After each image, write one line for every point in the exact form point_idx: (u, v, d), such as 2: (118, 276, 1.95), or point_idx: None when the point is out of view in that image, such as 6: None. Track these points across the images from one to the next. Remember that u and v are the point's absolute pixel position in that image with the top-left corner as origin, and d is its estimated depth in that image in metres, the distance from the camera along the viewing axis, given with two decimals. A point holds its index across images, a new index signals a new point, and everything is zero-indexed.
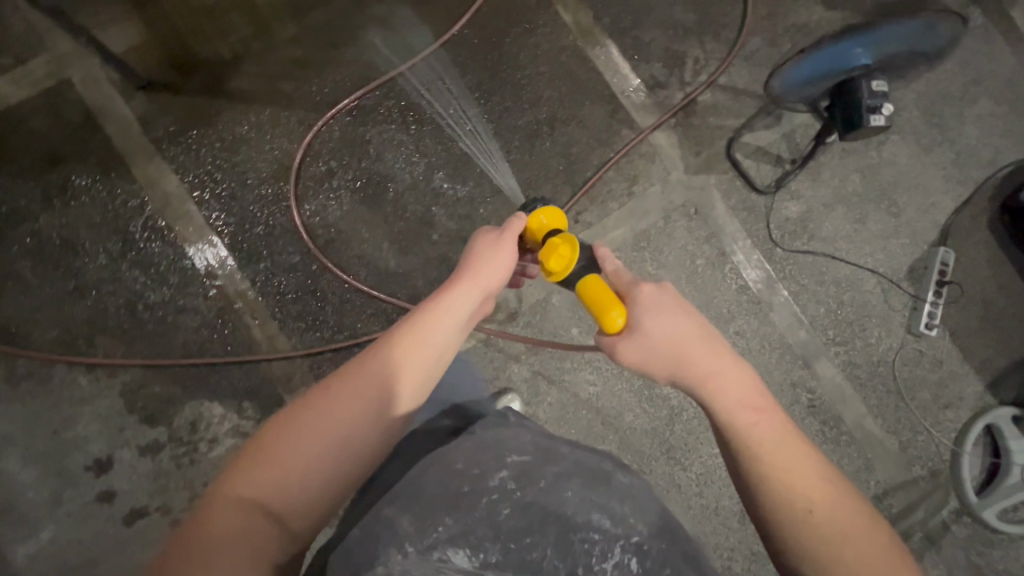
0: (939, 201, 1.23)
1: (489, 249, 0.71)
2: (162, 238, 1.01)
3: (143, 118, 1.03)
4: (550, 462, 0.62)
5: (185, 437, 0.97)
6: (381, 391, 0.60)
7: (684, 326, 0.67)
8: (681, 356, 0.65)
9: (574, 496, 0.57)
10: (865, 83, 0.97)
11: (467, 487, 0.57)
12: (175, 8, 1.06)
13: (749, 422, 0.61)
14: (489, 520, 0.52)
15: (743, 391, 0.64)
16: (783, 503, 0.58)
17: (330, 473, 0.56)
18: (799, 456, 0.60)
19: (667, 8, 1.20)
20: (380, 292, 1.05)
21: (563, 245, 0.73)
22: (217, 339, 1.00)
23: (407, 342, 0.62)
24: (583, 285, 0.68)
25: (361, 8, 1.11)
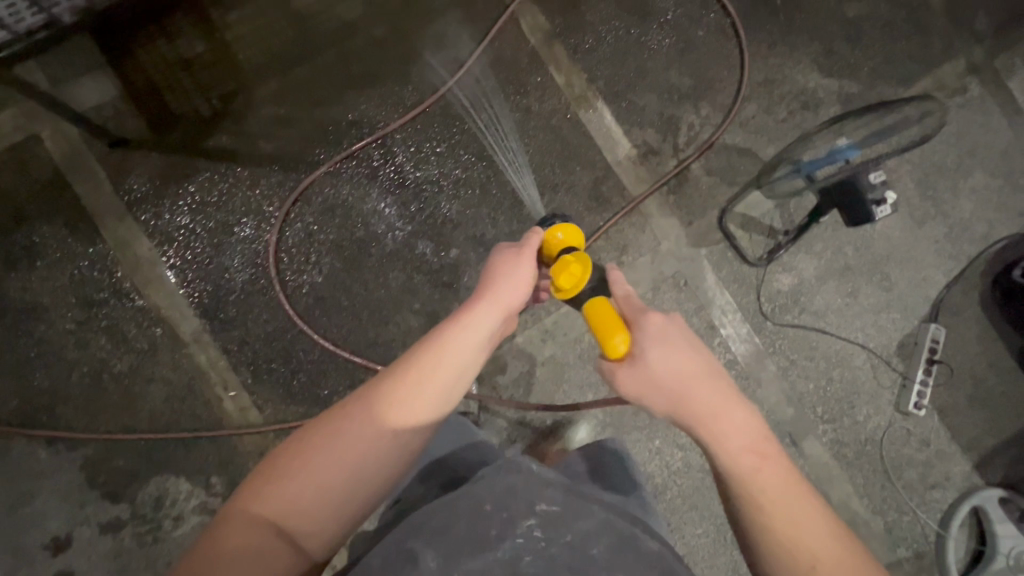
0: (931, 275, 1.21)
1: (509, 265, 0.69)
2: (132, 304, 0.98)
3: (116, 176, 1.00)
4: (580, 515, 0.52)
5: (149, 514, 0.94)
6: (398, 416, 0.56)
7: (688, 360, 0.63)
8: (685, 388, 0.62)
9: (599, 557, 0.49)
10: (864, 177, 0.98)
11: (494, 531, 0.51)
12: (154, 63, 1.04)
13: (752, 467, 0.56)
14: (510, 564, 0.48)
15: (748, 434, 0.59)
16: (787, 562, 0.53)
17: (345, 493, 0.53)
18: (808, 508, 0.55)
19: (663, 72, 1.18)
20: (362, 359, 1.01)
21: (575, 262, 0.73)
22: (185, 411, 0.97)
23: (427, 356, 0.59)
24: (589, 305, 0.68)
25: (347, 65, 1.08)
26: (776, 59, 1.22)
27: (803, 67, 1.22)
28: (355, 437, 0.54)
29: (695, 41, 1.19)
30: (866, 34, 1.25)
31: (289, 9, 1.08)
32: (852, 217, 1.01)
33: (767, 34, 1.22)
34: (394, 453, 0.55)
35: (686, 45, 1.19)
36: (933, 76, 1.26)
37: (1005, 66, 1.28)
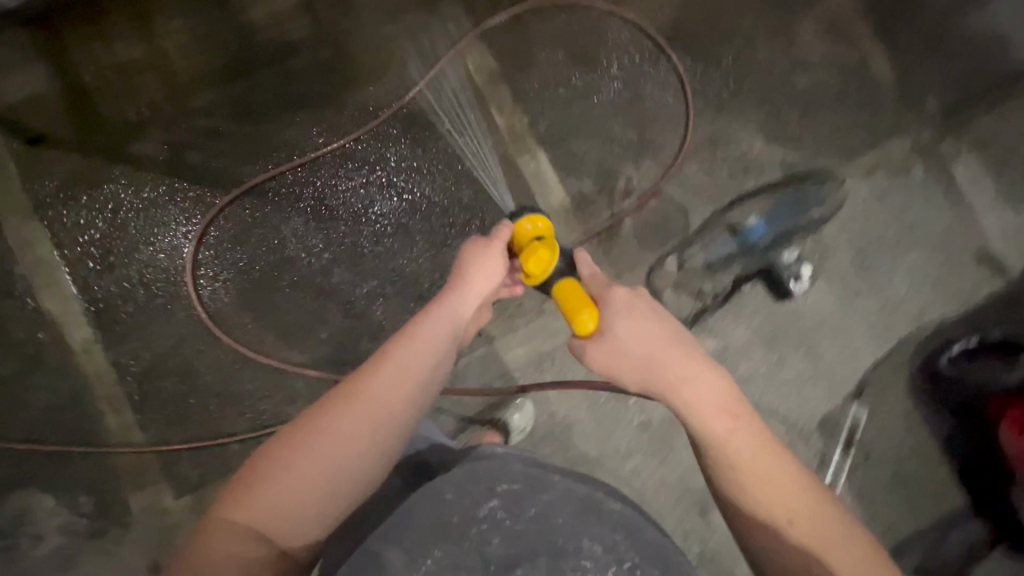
0: (860, 351, 1.20)
1: (479, 257, 0.72)
2: (25, 306, 0.96)
3: (28, 175, 0.99)
4: (541, 489, 0.59)
5: (9, 529, 0.92)
6: (373, 416, 0.58)
7: (658, 334, 0.69)
8: (654, 359, 0.68)
9: (564, 525, 0.57)
10: (779, 260, 1.12)
11: (455, 517, 0.57)
12: (84, 62, 1.02)
13: (726, 430, 0.64)
14: (478, 548, 0.56)
15: (719, 398, 0.66)
16: (764, 514, 0.62)
17: (327, 493, 0.56)
18: (776, 464, 0.63)
19: (606, 123, 1.18)
20: (271, 358, 1.00)
21: (542, 251, 0.78)
22: (63, 423, 0.94)
23: (399, 352, 0.62)
24: (557, 287, 0.74)
25: (285, 85, 1.07)
26: (722, 121, 1.22)
27: (748, 132, 1.22)
28: (335, 437, 0.57)
29: (642, 95, 1.20)
30: (815, 105, 1.25)
31: (235, 23, 1.07)
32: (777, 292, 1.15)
33: (715, 95, 1.22)
34: (375, 446, 0.58)
35: (631, 99, 1.19)
36: (879, 152, 1.25)
37: (953, 149, 1.27)
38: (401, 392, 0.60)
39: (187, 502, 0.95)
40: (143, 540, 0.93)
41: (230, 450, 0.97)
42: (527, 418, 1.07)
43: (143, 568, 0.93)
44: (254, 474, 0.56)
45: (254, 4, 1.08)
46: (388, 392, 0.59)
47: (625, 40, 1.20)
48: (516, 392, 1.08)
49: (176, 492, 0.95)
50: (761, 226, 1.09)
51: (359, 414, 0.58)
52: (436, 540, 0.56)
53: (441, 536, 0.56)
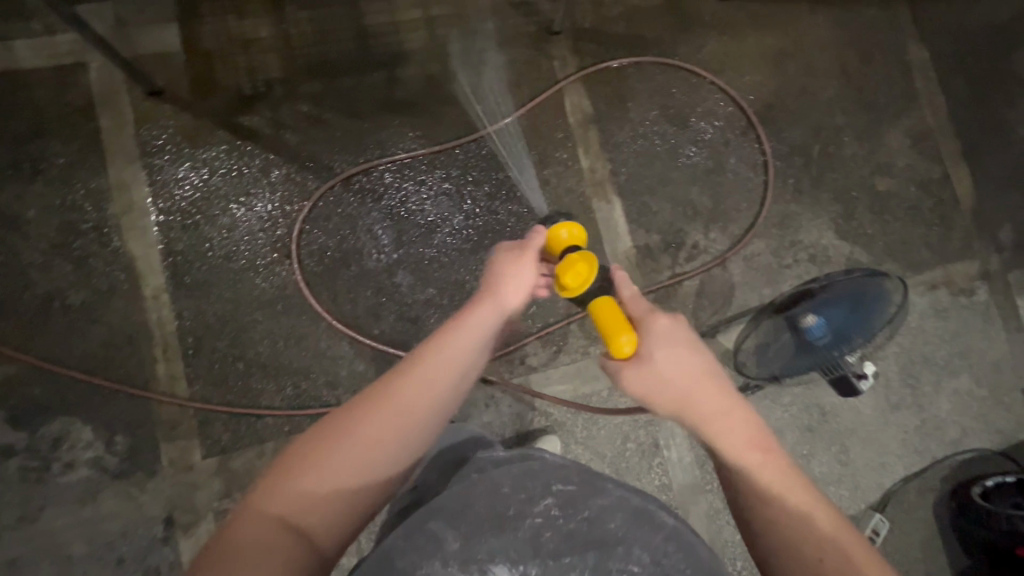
0: (890, 463, 1.18)
1: (510, 265, 0.71)
2: (108, 243, 1.01)
3: (141, 123, 1.05)
4: (597, 493, 0.61)
5: (42, 452, 0.95)
6: (402, 415, 0.57)
7: (694, 364, 0.68)
8: (691, 390, 0.66)
9: (616, 531, 0.57)
10: (842, 360, 1.05)
11: (513, 510, 0.57)
12: (214, 31, 1.08)
13: (756, 462, 0.62)
14: (530, 539, 0.55)
15: (750, 432, 0.64)
16: (794, 551, 0.57)
17: (357, 487, 0.55)
18: (808, 501, 0.59)
19: (684, 186, 1.20)
20: (343, 324, 1.03)
21: (580, 262, 0.71)
22: (117, 361, 0.98)
23: (432, 357, 0.61)
24: (596, 305, 0.71)
25: (391, 88, 1.12)
26: (797, 206, 1.23)
27: (820, 224, 1.23)
28: (363, 434, 0.56)
29: (724, 167, 1.22)
30: (891, 210, 1.25)
31: (357, 23, 1.13)
32: (841, 388, 1.10)
33: (794, 181, 1.23)
34: (405, 445, 0.57)
35: (712, 168, 1.21)
36: (945, 268, 1.25)
37: (1019, 282, 1.26)
38: (429, 398, 0.59)
39: (213, 463, 0.97)
40: (164, 491, 0.96)
41: (264, 422, 0.99)
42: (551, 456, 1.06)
43: (157, 518, 0.95)
44: (284, 467, 0.54)
45: (379, 9, 1.14)
46: (420, 395, 0.59)
47: (717, 111, 1.23)
48: (545, 427, 1.08)
49: (204, 451, 0.98)
50: (815, 320, 1.01)
51: (387, 416, 0.57)
52: (492, 532, 0.55)
53: (496, 526, 0.56)
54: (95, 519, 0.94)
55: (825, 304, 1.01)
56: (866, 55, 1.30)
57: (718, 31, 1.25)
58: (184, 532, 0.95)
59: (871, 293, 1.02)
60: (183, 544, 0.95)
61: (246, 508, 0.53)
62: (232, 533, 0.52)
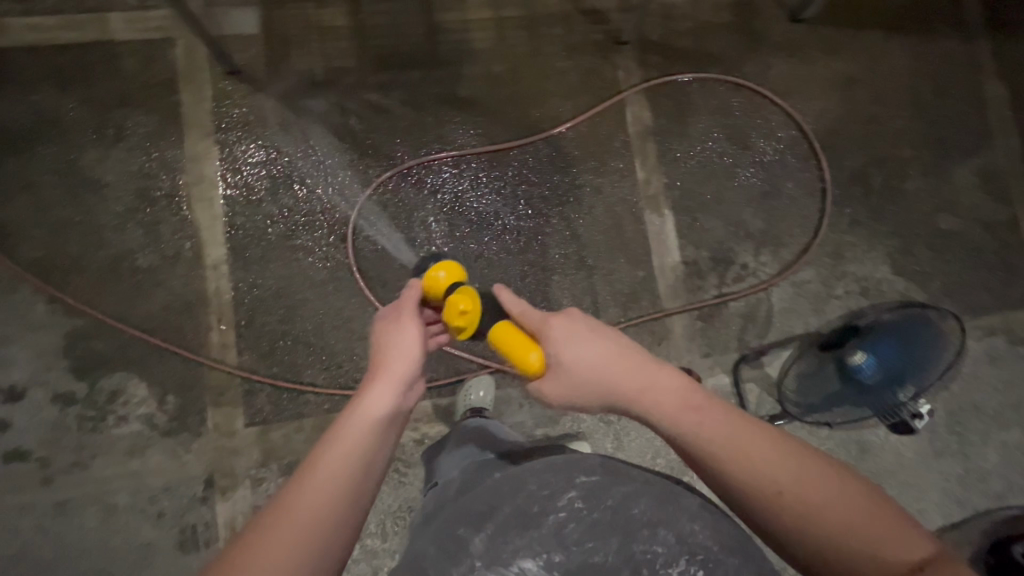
0: (928, 510, 1.13)
1: (391, 336, 0.65)
2: (177, 212, 1.06)
3: (217, 100, 1.09)
4: (619, 480, 0.59)
5: (99, 403, 1.00)
6: (308, 531, 0.51)
7: (603, 350, 0.65)
8: (610, 375, 0.64)
9: (641, 516, 0.55)
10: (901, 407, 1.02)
11: (536, 508, 0.56)
12: (294, 17, 1.12)
13: (689, 423, 0.58)
14: (554, 532, 0.54)
15: (674, 395, 0.61)
16: (756, 493, 0.54)
17: None
18: (752, 435, 0.57)
19: (738, 205, 1.19)
20: None
21: (461, 298, 0.71)
22: (175, 324, 1.03)
23: (328, 456, 0.55)
24: (493, 332, 0.68)
25: (456, 84, 1.14)
26: (854, 237, 1.20)
27: (876, 256, 1.19)
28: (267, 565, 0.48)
29: (782, 190, 1.20)
30: (952, 249, 1.21)
31: (429, 18, 1.15)
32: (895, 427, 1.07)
33: (853, 211, 1.21)
34: (319, 556, 0.50)
35: (769, 190, 1.20)
36: (1004, 315, 1.20)
37: None
38: (335, 501, 0.53)
39: (254, 432, 1.01)
40: (206, 453, 1.00)
41: (306, 397, 1.02)
42: None
43: (198, 479, 0.99)
44: None
45: (452, 7, 1.16)
46: (321, 502, 0.52)
47: (779, 133, 1.21)
48: (575, 433, 1.08)
49: (247, 420, 1.01)
50: (864, 366, 0.97)
51: (289, 537, 0.50)
52: (516, 531, 0.54)
53: (521, 524, 0.55)
54: (141, 472, 0.98)
55: (869, 346, 0.98)
56: (940, 89, 1.26)
57: (788, 52, 1.24)
58: (221, 495, 0.98)
59: (920, 325, 0.98)
60: (219, 506, 0.98)
61: None
62: None
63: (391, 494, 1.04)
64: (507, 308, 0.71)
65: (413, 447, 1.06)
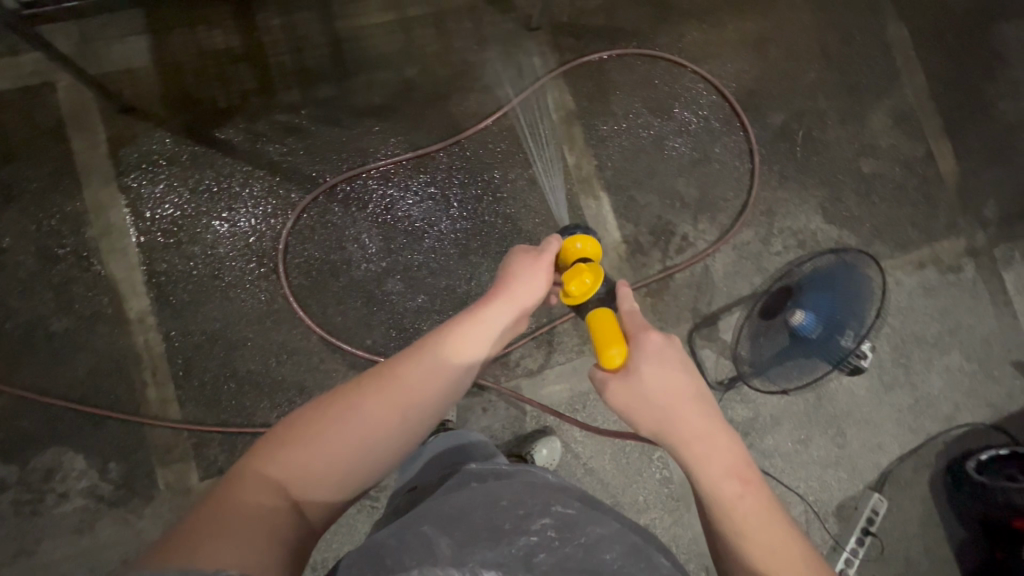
0: (886, 443, 1.18)
1: (525, 265, 0.70)
2: (89, 268, 0.99)
3: (114, 142, 1.02)
4: (595, 521, 0.59)
5: (35, 484, 0.93)
6: (414, 403, 0.57)
7: (682, 384, 0.63)
8: (673, 410, 0.62)
9: (612, 561, 0.54)
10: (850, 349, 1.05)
11: (509, 525, 0.55)
12: (184, 43, 1.06)
13: (733, 493, 0.57)
14: (522, 557, 0.52)
15: (733, 460, 0.59)
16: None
17: (360, 465, 0.54)
18: (783, 534, 0.55)
19: (670, 177, 1.19)
20: (336, 336, 1.02)
21: (587, 272, 0.70)
22: (106, 387, 0.97)
23: (444, 344, 0.62)
24: (592, 316, 0.68)
25: (369, 92, 1.10)
26: (784, 192, 1.22)
27: (808, 208, 1.23)
28: (377, 415, 0.55)
29: (710, 156, 1.21)
30: (876, 191, 1.26)
31: (331, 27, 1.10)
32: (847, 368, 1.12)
33: (780, 167, 1.23)
34: (410, 433, 0.57)
35: (697, 158, 1.21)
36: (931, 247, 1.25)
37: (1005, 257, 1.27)
38: (436, 387, 0.59)
39: (211, 484, 0.96)
40: (163, 516, 0.95)
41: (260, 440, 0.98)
42: (551, 457, 1.05)
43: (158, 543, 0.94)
44: (292, 429, 0.52)
45: (353, 12, 1.11)
46: (430, 380, 0.59)
47: (700, 100, 1.22)
48: (543, 429, 1.08)
49: (201, 473, 0.97)
50: (804, 314, 1.00)
51: (398, 399, 0.56)
52: (486, 544, 0.53)
53: (491, 539, 0.53)
54: (94, 548, 0.93)
55: (805, 297, 1.01)
56: (846, 36, 1.29)
57: (697, 18, 1.24)
58: None
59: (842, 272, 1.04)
60: None
61: (248, 470, 0.50)
62: (223, 496, 0.49)
63: (366, 521, 1.01)
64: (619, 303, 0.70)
65: None
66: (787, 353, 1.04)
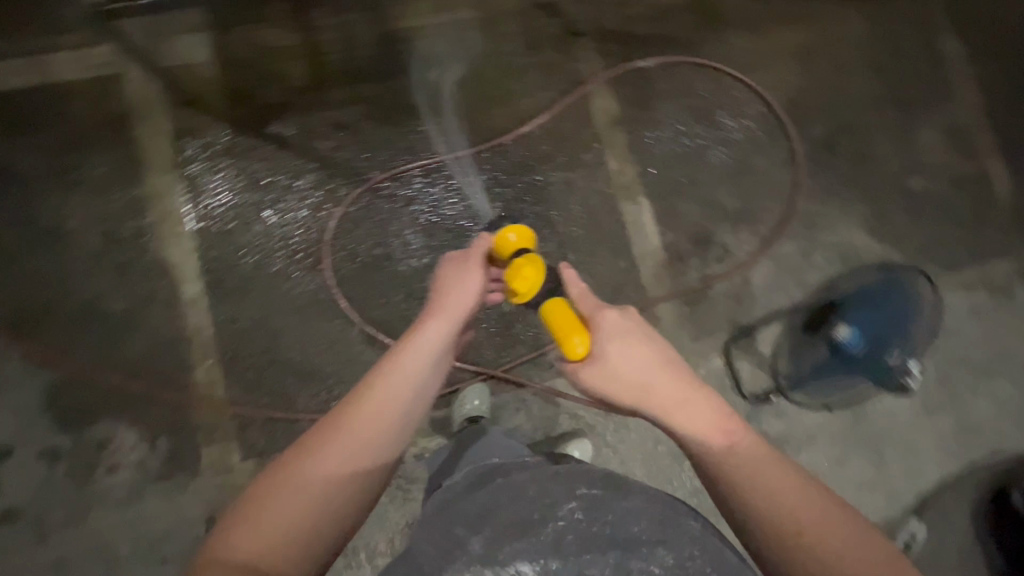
0: (926, 467, 1.15)
1: (456, 277, 0.65)
2: (147, 250, 1.04)
3: (175, 131, 1.07)
4: (622, 495, 0.57)
5: (88, 454, 0.98)
6: (357, 455, 0.51)
7: (645, 353, 0.60)
8: (646, 383, 0.59)
9: (642, 534, 0.54)
10: (898, 369, 1.04)
11: (537, 516, 0.55)
12: (245, 39, 1.10)
13: (725, 452, 0.55)
14: (551, 543, 0.52)
15: (716, 417, 0.57)
16: (781, 534, 0.51)
17: (313, 534, 0.49)
18: (787, 478, 0.53)
19: (712, 186, 1.19)
20: (376, 329, 1.05)
21: (528, 266, 0.68)
22: (157, 366, 1.01)
23: (382, 381, 0.54)
24: (546, 307, 0.65)
25: (418, 92, 1.13)
26: (828, 206, 1.21)
27: (853, 223, 1.20)
28: (313, 480, 0.50)
29: (753, 166, 1.20)
30: (924, 208, 1.23)
31: (384, 28, 1.14)
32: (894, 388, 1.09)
33: (825, 180, 1.21)
34: (363, 477, 0.52)
35: (740, 168, 1.20)
36: (981, 268, 1.22)
37: None
38: (380, 430, 0.53)
39: (250, 466, 0.99)
40: (204, 493, 0.98)
41: (299, 425, 1.01)
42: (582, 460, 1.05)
43: (198, 519, 0.97)
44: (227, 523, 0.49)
45: (405, 14, 1.15)
46: (370, 425, 0.53)
47: (745, 109, 1.21)
48: (575, 431, 1.08)
49: (242, 454, 1.00)
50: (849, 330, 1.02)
51: (337, 457, 0.51)
52: (513, 536, 0.53)
53: (519, 530, 0.53)
54: (139, 520, 0.97)
55: (851, 315, 1.04)
56: (898, 50, 1.27)
57: (745, 28, 1.24)
58: None
59: (887, 292, 1.07)
60: None
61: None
62: None
63: (397, 512, 1.03)
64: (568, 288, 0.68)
65: (413, 462, 1.05)
66: (831, 369, 1.06)
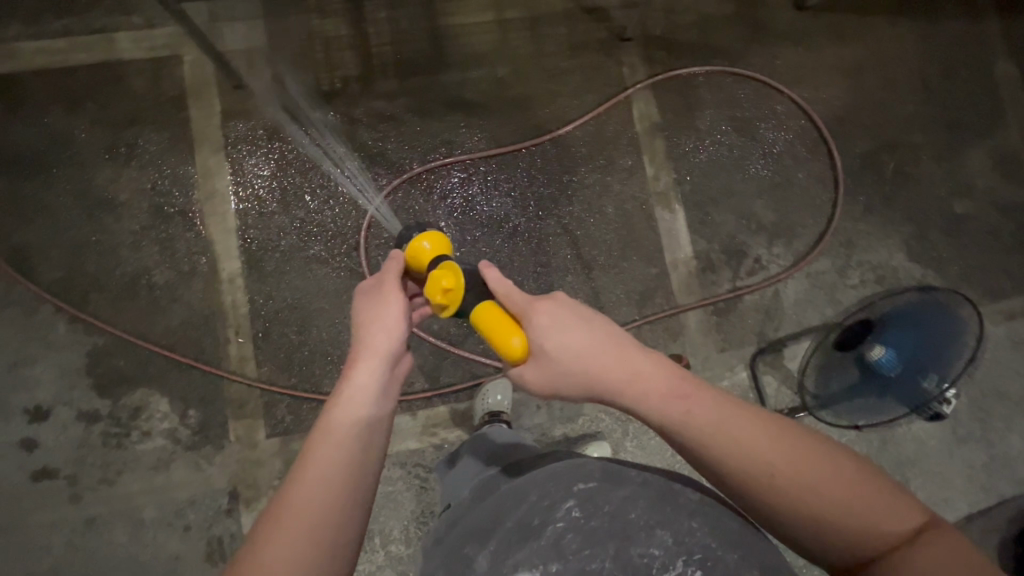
0: (953, 498, 1.12)
1: (371, 307, 0.59)
2: (192, 227, 1.07)
3: (226, 114, 1.10)
4: (618, 485, 0.56)
5: (123, 420, 1.01)
6: (315, 527, 0.47)
7: (586, 329, 0.60)
8: (591, 362, 0.58)
9: (639, 518, 0.53)
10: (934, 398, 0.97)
11: (536, 520, 0.54)
12: (298, 28, 1.13)
13: (680, 414, 0.54)
14: (552, 545, 0.52)
15: (664, 380, 0.56)
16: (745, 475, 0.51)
17: None
18: (744, 422, 0.53)
19: (749, 198, 1.18)
20: None
21: (443, 275, 0.64)
22: (194, 339, 1.04)
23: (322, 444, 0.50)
24: (475, 316, 0.62)
25: (461, 88, 1.14)
26: (866, 226, 1.18)
27: (892, 244, 1.18)
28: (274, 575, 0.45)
29: (793, 180, 1.19)
30: (968, 233, 1.20)
31: (433, 24, 1.16)
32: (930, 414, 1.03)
33: (866, 198, 1.19)
34: (329, 542, 0.47)
35: (779, 181, 1.19)
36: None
37: None
38: (332, 492, 0.48)
39: (275, 443, 1.02)
40: (230, 465, 1.01)
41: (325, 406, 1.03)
42: None
43: (222, 490, 1.00)
44: None
45: (454, 11, 1.16)
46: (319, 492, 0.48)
47: (788, 123, 1.20)
48: (595, 433, 1.08)
49: (268, 431, 1.02)
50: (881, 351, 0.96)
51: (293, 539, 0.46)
52: (516, 544, 0.54)
53: (521, 538, 0.54)
54: (166, 486, 1.00)
55: (885, 335, 0.97)
56: (950, 70, 1.24)
57: (794, 41, 1.22)
58: (246, 506, 0.99)
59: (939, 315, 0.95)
60: (244, 517, 0.99)
61: None
62: None
63: (413, 499, 1.04)
64: (491, 289, 0.64)
65: (432, 451, 1.06)
66: (858, 392, 1.01)
